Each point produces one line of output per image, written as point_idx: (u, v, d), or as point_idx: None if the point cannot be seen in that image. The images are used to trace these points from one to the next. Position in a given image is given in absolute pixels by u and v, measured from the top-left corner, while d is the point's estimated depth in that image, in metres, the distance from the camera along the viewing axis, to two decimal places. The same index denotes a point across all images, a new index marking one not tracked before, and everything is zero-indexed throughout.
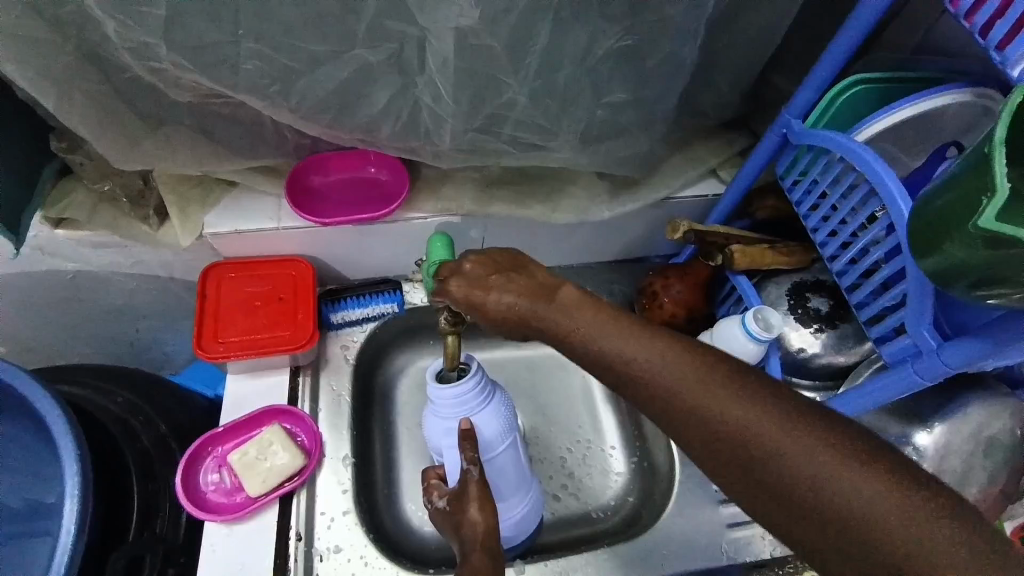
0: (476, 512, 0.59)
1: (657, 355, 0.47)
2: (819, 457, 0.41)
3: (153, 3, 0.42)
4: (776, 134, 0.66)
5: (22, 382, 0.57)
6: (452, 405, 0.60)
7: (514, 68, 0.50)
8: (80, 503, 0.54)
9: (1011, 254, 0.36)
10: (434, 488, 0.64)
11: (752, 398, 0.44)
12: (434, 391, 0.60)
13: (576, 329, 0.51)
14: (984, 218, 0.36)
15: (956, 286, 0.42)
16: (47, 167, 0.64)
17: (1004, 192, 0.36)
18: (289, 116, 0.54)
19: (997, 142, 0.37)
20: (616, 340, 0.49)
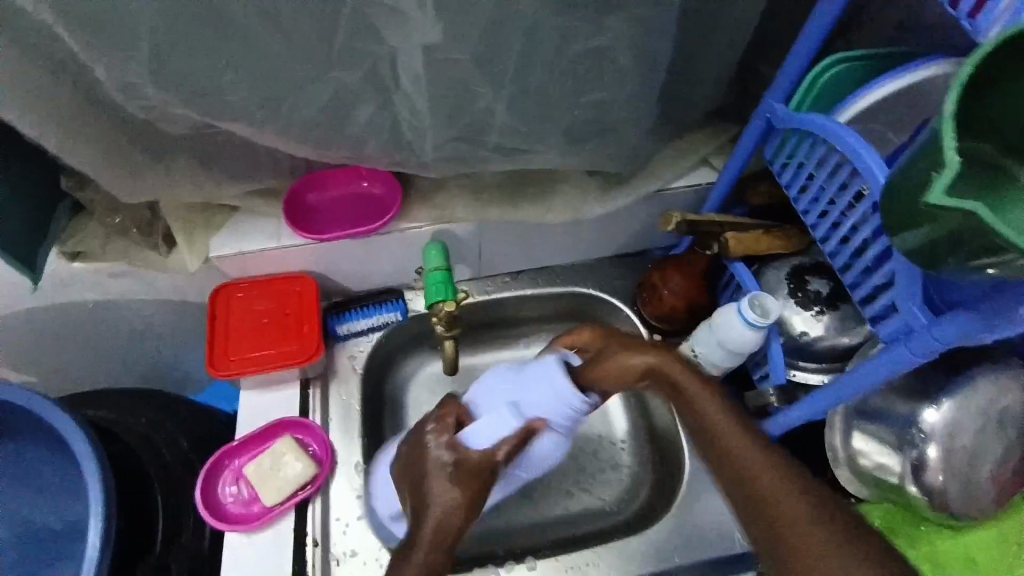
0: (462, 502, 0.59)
1: (725, 429, 0.61)
2: (809, 521, 0.54)
3: (138, 46, 0.45)
4: (762, 120, 0.66)
5: (46, 409, 0.61)
6: (550, 406, 0.60)
7: (485, 77, 0.52)
8: (103, 524, 0.57)
9: (975, 225, 0.36)
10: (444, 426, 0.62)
11: (782, 474, 0.57)
12: (557, 372, 0.60)
13: (688, 393, 0.63)
14: (935, 192, 0.36)
15: (948, 262, 0.40)
16: (61, 204, 0.68)
17: (953, 165, 0.36)
18: (277, 140, 0.56)
19: (947, 117, 0.37)
20: (705, 404, 0.62)
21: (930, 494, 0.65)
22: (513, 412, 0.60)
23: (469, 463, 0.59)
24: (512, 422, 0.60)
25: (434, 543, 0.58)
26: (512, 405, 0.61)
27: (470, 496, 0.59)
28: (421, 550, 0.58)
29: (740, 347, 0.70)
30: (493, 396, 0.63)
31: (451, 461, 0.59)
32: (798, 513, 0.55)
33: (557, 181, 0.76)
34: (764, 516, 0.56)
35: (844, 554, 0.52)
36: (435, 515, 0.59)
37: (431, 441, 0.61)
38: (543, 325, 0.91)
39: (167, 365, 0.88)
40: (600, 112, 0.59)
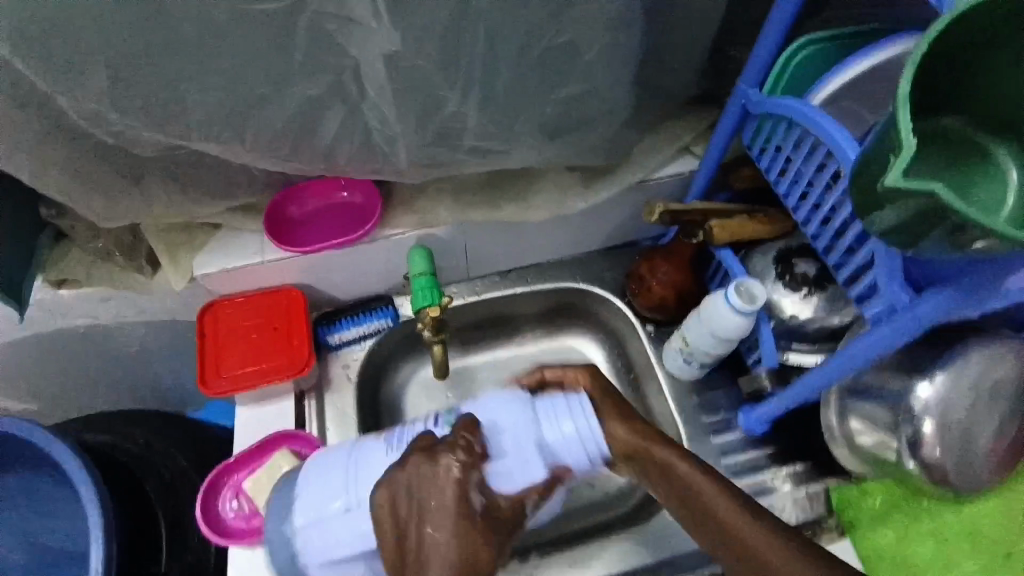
0: (486, 559, 0.50)
1: (688, 478, 0.57)
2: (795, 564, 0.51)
3: (97, 72, 0.45)
4: (737, 106, 0.65)
5: (38, 436, 0.61)
6: (579, 453, 0.57)
7: (450, 80, 0.52)
8: (103, 547, 0.58)
9: (939, 203, 0.36)
10: (468, 458, 0.53)
11: (753, 516, 0.54)
12: (592, 421, 0.58)
13: (643, 446, 0.59)
14: (893, 176, 0.37)
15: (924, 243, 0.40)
16: (43, 234, 0.68)
17: (909, 150, 0.36)
18: (249, 156, 0.56)
19: (901, 100, 0.37)
20: (661, 451, 0.59)
21: (927, 468, 0.64)
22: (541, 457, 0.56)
23: (495, 507, 0.53)
24: (541, 468, 0.55)
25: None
26: (541, 450, 0.56)
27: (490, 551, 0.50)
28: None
29: (730, 333, 0.70)
30: (507, 432, 0.57)
31: (479, 506, 0.52)
32: (783, 560, 0.51)
33: (537, 178, 0.76)
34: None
35: None
36: (444, 571, 0.49)
37: (455, 473, 0.52)
38: (535, 322, 0.91)
39: (165, 384, 0.89)
40: (571, 107, 0.59)
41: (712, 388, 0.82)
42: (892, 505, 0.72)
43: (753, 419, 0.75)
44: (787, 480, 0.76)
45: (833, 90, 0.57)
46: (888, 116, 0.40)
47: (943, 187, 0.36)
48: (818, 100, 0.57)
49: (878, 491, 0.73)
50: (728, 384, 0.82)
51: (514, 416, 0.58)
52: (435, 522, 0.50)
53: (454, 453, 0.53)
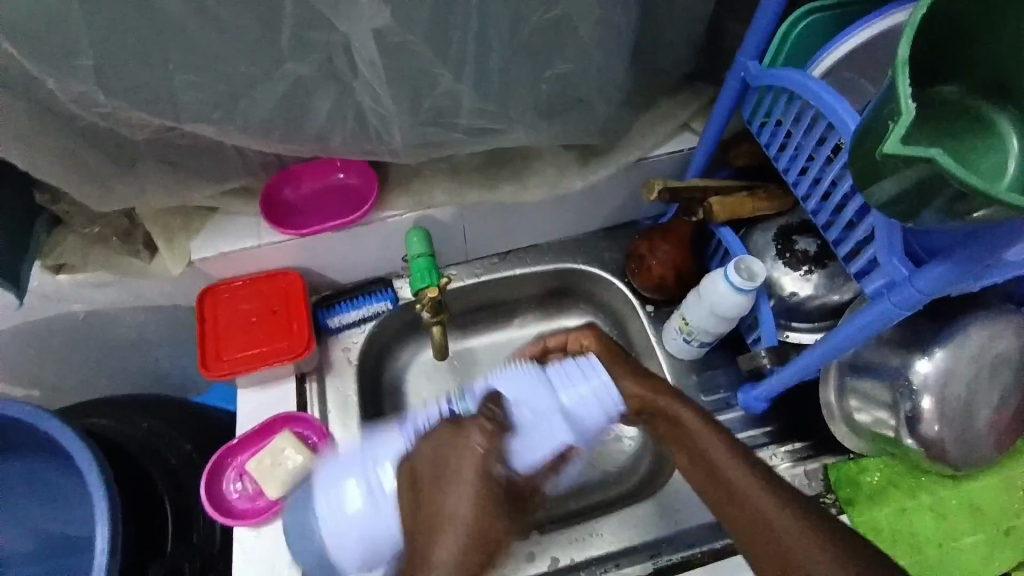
0: (490, 516, 0.50)
1: (694, 430, 0.58)
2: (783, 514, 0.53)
3: (83, 54, 0.45)
4: (736, 79, 0.64)
5: (41, 422, 0.62)
6: (595, 411, 0.54)
7: (442, 57, 0.51)
8: (110, 530, 0.59)
9: (935, 170, 0.35)
10: (494, 430, 0.52)
11: (746, 469, 0.56)
12: (605, 378, 0.56)
13: (654, 399, 0.60)
14: (891, 142, 0.36)
15: (922, 213, 0.39)
16: (38, 219, 0.67)
17: (908, 114, 0.36)
18: (241, 138, 0.56)
19: (900, 64, 0.36)
20: (669, 403, 0.60)
21: (925, 446, 0.65)
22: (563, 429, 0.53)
23: (513, 482, 0.53)
24: (566, 437, 0.53)
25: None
26: (562, 417, 0.54)
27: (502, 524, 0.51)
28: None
29: (730, 311, 0.69)
30: (527, 401, 0.54)
31: (501, 480, 0.51)
32: (771, 509, 0.53)
33: (534, 158, 0.75)
34: (772, 549, 0.52)
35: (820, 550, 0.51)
36: (450, 528, 0.49)
37: (483, 445, 0.51)
38: (535, 304, 0.91)
39: (167, 369, 0.89)
40: (566, 83, 0.58)
41: (713, 367, 0.82)
42: (890, 483, 0.72)
43: (752, 397, 0.75)
44: (786, 457, 0.76)
45: (832, 63, 0.56)
46: (888, 82, 0.39)
47: (941, 153, 0.35)
48: (818, 73, 0.56)
49: (876, 468, 0.72)
50: (729, 363, 0.82)
51: (532, 385, 0.55)
52: (454, 490, 0.50)
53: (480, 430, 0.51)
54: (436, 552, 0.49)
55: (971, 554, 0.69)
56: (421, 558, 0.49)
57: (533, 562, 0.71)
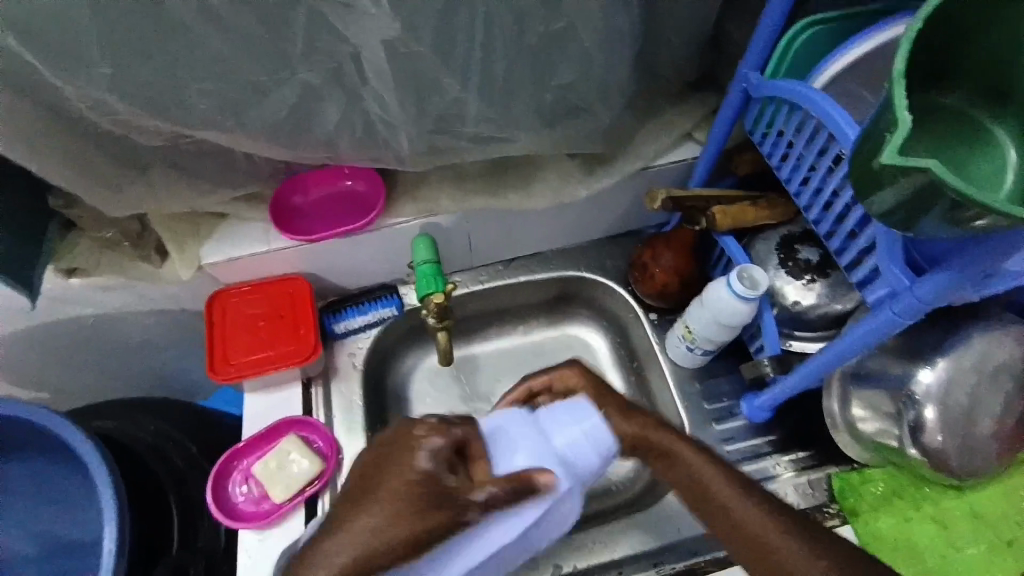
0: (407, 543, 0.48)
1: (683, 457, 0.59)
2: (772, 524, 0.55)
3: (100, 62, 0.46)
4: (738, 91, 0.65)
5: (50, 422, 0.62)
6: (573, 454, 0.55)
7: (449, 65, 0.52)
8: (118, 529, 0.59)
9: (933, 179, 0.36)
10: (446, 429, 0.53)
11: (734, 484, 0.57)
12: (595, 422, 0.56)
13: (642, 434, 0.60)
14: (889, 153, 0.37)
15: (922, 222, 0.40)
16: (52, 223, 0.68)
17: (905, 126, 0.37)
18: (252, 144, 0.57)
19: (896, 76, 0.37)
20: (657, 434, 0.60)
21: (927, 455, 0.65)
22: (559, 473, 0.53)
23: (449, 493, 0.50)
24: (549, 466, 0.52)
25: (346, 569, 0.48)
26: (555, 462, 0.53)
27: (416, 531, 0.48)
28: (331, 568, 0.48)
29: (732, 319, 0.70)
30: (523, 447, 0.53)
31: (422, 479, 0.50)
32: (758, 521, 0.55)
33: (539, 165, 0.76)
34: (760, 551, 0.54)
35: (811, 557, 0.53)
36: (359, 544, 0.48)
37: (421, 438, 0.52)
38: (539, 311, 0.92)
39: (173, 372, 0.90)
40: (570, 92, 0.59)
41: (715, 375, 0.82)
42: (894, 493, 0.72)
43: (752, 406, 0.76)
44: (789, 467, 0.76)
45: (832, 75, 0.57)
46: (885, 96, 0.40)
47: (938, 162, 0.36)
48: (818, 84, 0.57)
49: (880, 478, 0.73)
50: (732, 371, 0.82)
51: (525, 426, 0.55)
52: (387, 471, 0.51)
53: (430, 431, 0.52)
54: (349, 522, 0.50)
55: (975, 565, 0.68)
56: (337, 524, 0.51)
57: (536, 568, 0.71)
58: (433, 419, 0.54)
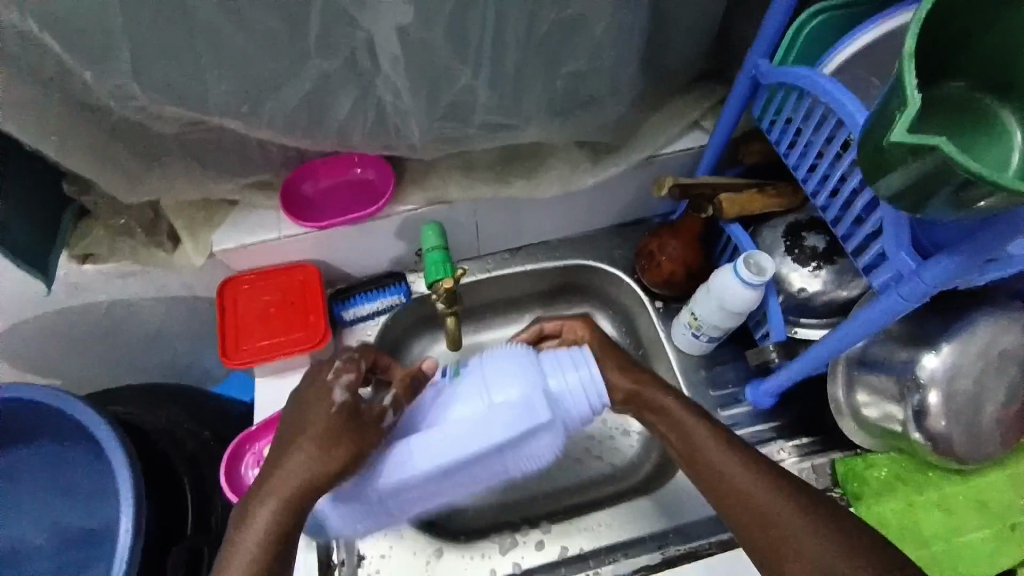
0: (338, 461, 0.53)
1: (687, 426, 0.59)
2: (773, 496, 0.53)
3: (120, 50, 0.47)
4: (747, 78, 0.65)
5: (70, 405, 0.64)
6: (557, 386, 0.56)
7: (462, 54, 0.53)
8: (135, 509, 0.61)
9: (940, 160, 0.36)
10: (357, 367, 0.61)
11: (738, 456, 0.56)
12: (594, 370, 0.57)
13: (652, 396, 0.61)
14: (897, 132, 0.37)
15: (931, 204, 0.40)
16: (67, 210, 0.69)
17: (915, 105, 0.37)
18: (267, 133, 0.58)
19: (906, 57, 0.38)
20: (662, 396, 0.61)
21: (931, 440, 0.66)
22: (540, 407, 0.54)
23: (361, 414, 0.57)
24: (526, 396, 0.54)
25: (291, 494, 0.52)
26: (545, 398, 0.55)
27: (341, 450, 0.54)
28: (279, 492, 0.52)
29: (739, 306, 0.70)
30: (515, 378, 0.55)
31: (342, 405, 0.57)
32: (758, 491, 0.54)
33: (547, 154, 0.76)
34: (766, 530, 0.52)
35: (807, 529, 0.51)
36: (294, 470, 0.53)
37: (333, 379, 0.59)
38: (545, 300, 0.93)
39: (185, 359, 0.91)
40: (580, 81, 0.60)
41: (720, 362, 0.83)
42: (897, 479, 0.72)
43: (756, 391, 0.77)
44: (793, 452, 0.77)
45: (842, 61, 0.57)
46: (894, 79, 0.40)
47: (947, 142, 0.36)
48: (828, 70, 0.57)
49: (883, 464, 0.73)
50: (737, 359, 0.83)
51: (520, 360, 0.57)
52: (311, 408, 0.57)
53: (342, 368, 0.60)
54: (285, 457, 0.54)
55: (979, 548, 0.69)
56: (274, 463, 0.54)
57: (542, 550, 0.73)
58: (343, 359, 0.62)
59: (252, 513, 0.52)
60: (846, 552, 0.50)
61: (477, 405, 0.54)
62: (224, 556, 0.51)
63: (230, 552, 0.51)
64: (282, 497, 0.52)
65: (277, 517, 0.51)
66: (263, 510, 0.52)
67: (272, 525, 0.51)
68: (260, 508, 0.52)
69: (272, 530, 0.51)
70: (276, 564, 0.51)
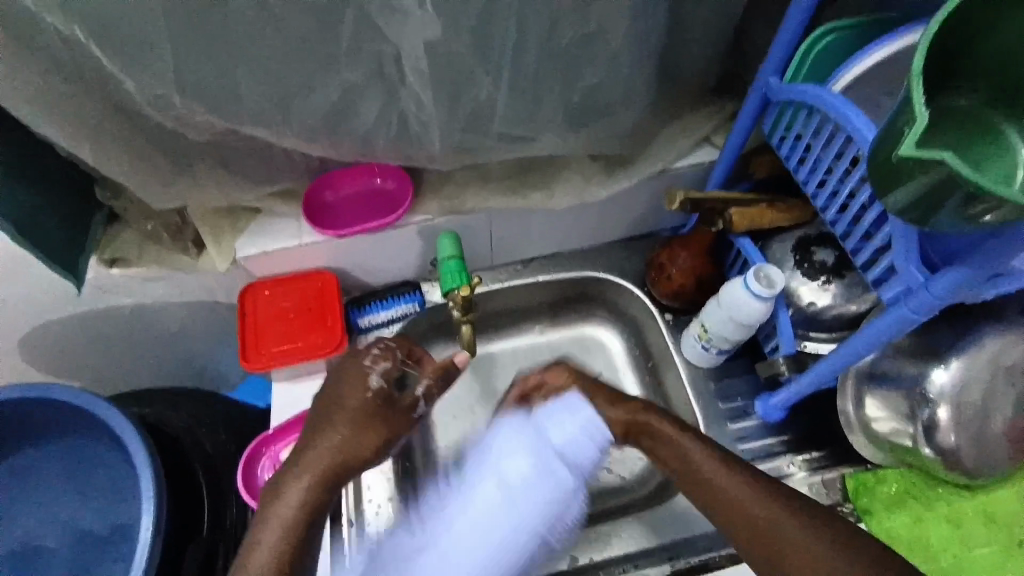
0: (370, 446, 0.58)
1: (687, 448, 0.60)
2: (777, 512, 0.54)
3: (163, 59, 0.49)
4: (757, 95, 0.67)
5: (94, 402, 0.66)
6: (565, 443, 0.59)
7: (484, 66, 0.55)
8: (155, 505, 0.62)
9: (947, 173, 0.38)
10: (392, 355, 0.63)
11: (741, 473, 0.57)
12: (591, 414, 0.62)
13: (647, 420, 0.63)
14: (907, 145, 0.39)
15: (941, 215, 0.41)
16: (98, 215, 0.72)
17: (923, 120, 0.39)
18: (295, 140, 0.60)
19: (914, 75, 0.39)
20: (661, 424, 0.62)
21: (942, 453, 0.66)
22: (553, 471, 0.58)
23: (393, 401, 0.62)
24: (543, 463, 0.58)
25: (326, 471, 0.56)
26: (556, 459, 0.58)
27: (372, 436, 0.59)
28: (314, 470, 0.55)
29: (749, 318, 0.71)
30: (522, 450, 0.58)
31: (377, 392, 0.61)
32: (760, 506, 0.55)
33: (561, 166, 0.78)
34: (769, 544, 0.53)
35: (811, 541, 0.52)
36: (327, 450, 0.56)
37: (370, 365, 0.62)
38: (555, 311, 0.94)
39: (202, 363, 0.93)
40: (595, 94, 0.62)
41: (730, 375, 0.83)
42: (907, 493, 0.72)
43: (765, 404, 0.78)
44: (803, 466, 0.77)
45: (850, 80, 0.59)
46: (902, 96, 0.42)
47: (954, 155, 0.38)
48: (837, 88, 0.59)
49: (894, 479, 0.73)
50: (747, 371, 0.84)
51: (524, 434, 0.59)
52: (343, 391, 0.60)
53: (379, 356, 0.62)
54: (322, 435, 0.58)
55: (991, 567, 0.68)
56: (308, 440, 0.57)
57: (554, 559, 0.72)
58: (381, 345, 0.63)
59: (284, 487, 0.54)
60: (854, 562, 0.51)
61: (494, 492, 0.56)
62: (254, 529, 0.53)
63: (261, 521, 0.53)
64: (317, 475, 0.55)
65: (309, 493, 0.54)
66: (296, 485, 0.54)
67: (305, 499, 0.54)
68: (294, 482, 0.54)
69: (304, 505, 0.54)
70: (305, 540, 0.53)
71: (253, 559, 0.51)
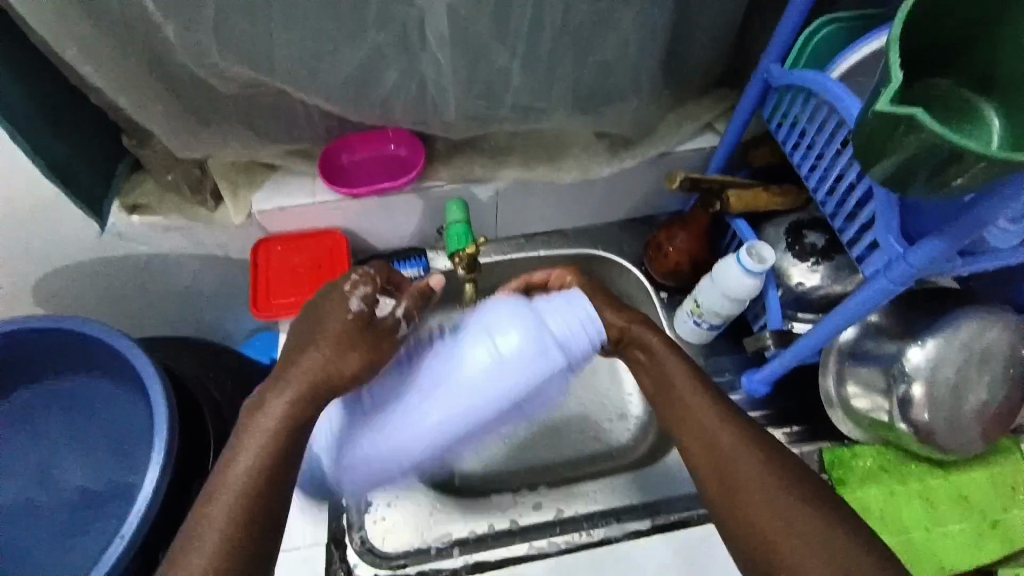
0: (351, 366, 0.57)
1: (671, 368, 0.62)
2: (742, 446, 0.55)
3: (203, 6, 0.53)
4: (759, 81, 0.70)
5: (116, 339, 0.69)
6: (558, 330, 0.55)
7: (502, 34, 0.59)
8: (166, 439, 0.66)
9: (918, 130, 0.41)
10: (371, 280, 0.61)
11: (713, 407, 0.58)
12: (589, 308, 0.56)
13: (651, 340, 0.64)
14: (883, 104, 0.42)
15: (918, 180, 0.44)
16: (121, 162, 0.75)
17: (896, 83, 0.42)
18: (317, 98, 0.64)
19: (892, 40, 0.42)
20: (655, 340, 0.63)
21: (916, 429, 0.70)
22: (547, 350, 0.54)
23: (374, 326, 0.59)
24: (547, 359, 0.54)
25: (308, 388, 0.55)
26: (549, 343, 0.54)
27: (351, 358, 0.57)
28: (298, 382, 0.55)
29: (741, 294, 0.75)
30: (515, 325, 0.54)
31: (357, 314, 0.58)
32: (722, 432, 0.56)
33: (568, 144, 0.82)
34: (725, 471, 0.54)
35: (766, 477, 0.53)
36: (306, 372, 0.55)
37: (349, 290, 0.59)
38: None
39: (211, 317, 0.97)
40: (606, 69, 0.65)
41: (717, 352, 0.87)
42: (881, 468, 0.75)
43: (751, 382, 0.79)
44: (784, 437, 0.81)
45: (848, 67, 0.62)
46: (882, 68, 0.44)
47: (924, 114, 0.41)
48: (836, 74, 0.62)
49: (869, 454, 0.76)
50: (734, 349, 0.88)
51: (516, 309, 0.55)
52: (325, 317, 0.59)
53: (359, 280, 0.60)
54: (301, 356, 0.56)
55: (957, 539, 0.72)
56: (290, 360, 0.57)
57: (541, 510, 0.76)
58: (360, 271, 0.61)
59: (267, 401, 0.54)
60: (800, 505, 0.51)
61: (483, 359, 0.54)
62: (238, 444, 0.53)
63: (244, 437, 0.53)
64: (301, 388, 0.55)
65: (293, 406, 0.54)
66: (278, 399, 0.54)
67: (286, 413, 0.54)
68: (278, 395, 0.54)
69: (284, 420, 0.53)
70: (288, 455, 0.53)
71: (234, 476, 0.51)
